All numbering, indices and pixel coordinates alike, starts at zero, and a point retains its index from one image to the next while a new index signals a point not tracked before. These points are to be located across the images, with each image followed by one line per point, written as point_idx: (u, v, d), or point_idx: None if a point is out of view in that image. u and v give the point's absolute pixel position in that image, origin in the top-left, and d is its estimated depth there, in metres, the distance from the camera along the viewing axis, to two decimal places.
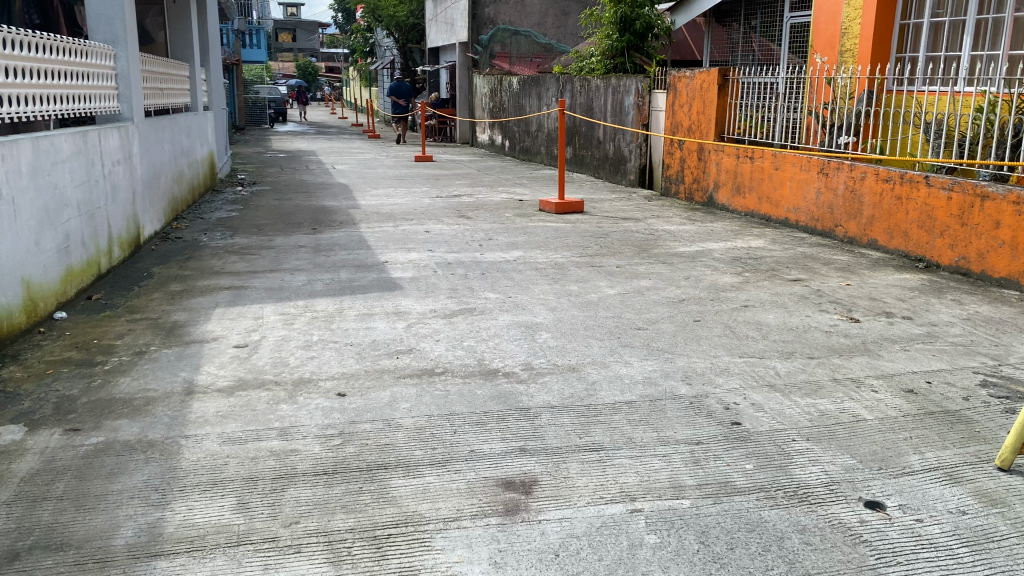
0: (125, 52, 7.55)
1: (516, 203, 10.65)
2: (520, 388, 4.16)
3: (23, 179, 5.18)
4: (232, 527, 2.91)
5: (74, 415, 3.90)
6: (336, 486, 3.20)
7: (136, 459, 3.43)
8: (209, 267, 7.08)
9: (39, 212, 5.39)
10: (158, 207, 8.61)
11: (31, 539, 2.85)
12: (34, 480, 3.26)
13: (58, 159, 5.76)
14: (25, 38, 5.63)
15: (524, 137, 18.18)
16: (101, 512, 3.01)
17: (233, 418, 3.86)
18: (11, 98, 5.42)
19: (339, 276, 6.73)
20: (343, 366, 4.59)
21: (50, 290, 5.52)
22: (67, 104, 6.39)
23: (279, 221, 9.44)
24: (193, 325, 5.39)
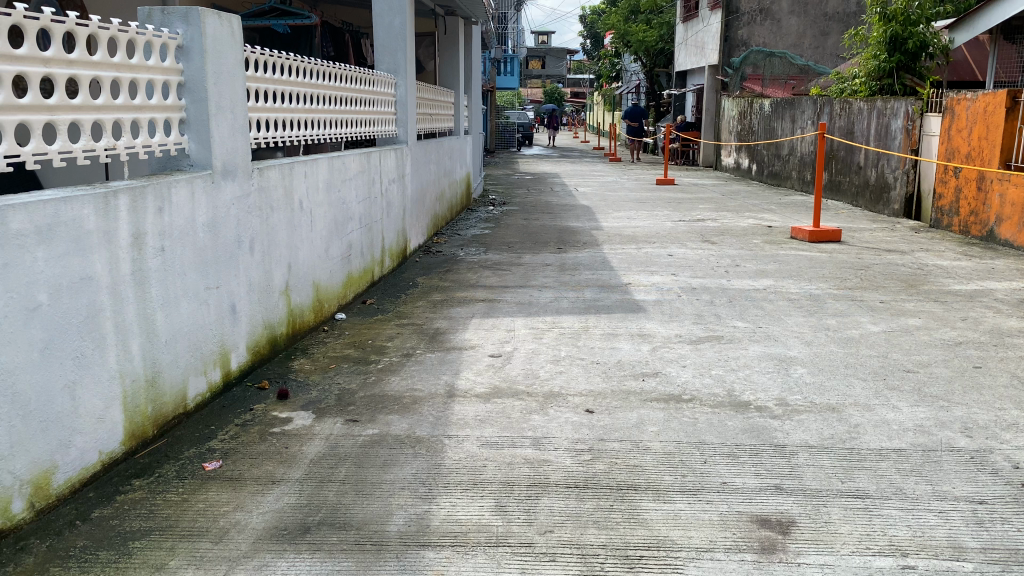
0: (404, 81, 8.26)
1: (764, 230, 10.29)
2: (774, 423, 4.00)
3: (319, 194, 5.83)
4: (491, 528, 3.06)
5: (353, 407, 4.31)
6: (588, 501, 3.26)
7: (406, 453, 3.72)
8: (466, 280, 7.53)
9: (329, 223, 6.03)
10: (422, 222, 9.29)
11: (320, 515, 3.18)
12: (321, 462, 3.65)
13: (347, 177, 6.42)
14: (325, 69, 6.34)
15: (773, 161, 17.53)
16: (376, 499, 3.29)
17: (490, 423, 4.07)
18: (310, 123, 6.12)
19: (586, 295, 6.87)
20: (591, 383, 4.67)
21: (333, 294, 6.14)
22: (353, 128, 7.09)
23: (528, 239, 9.83)
24: (452, 333, 5.76)
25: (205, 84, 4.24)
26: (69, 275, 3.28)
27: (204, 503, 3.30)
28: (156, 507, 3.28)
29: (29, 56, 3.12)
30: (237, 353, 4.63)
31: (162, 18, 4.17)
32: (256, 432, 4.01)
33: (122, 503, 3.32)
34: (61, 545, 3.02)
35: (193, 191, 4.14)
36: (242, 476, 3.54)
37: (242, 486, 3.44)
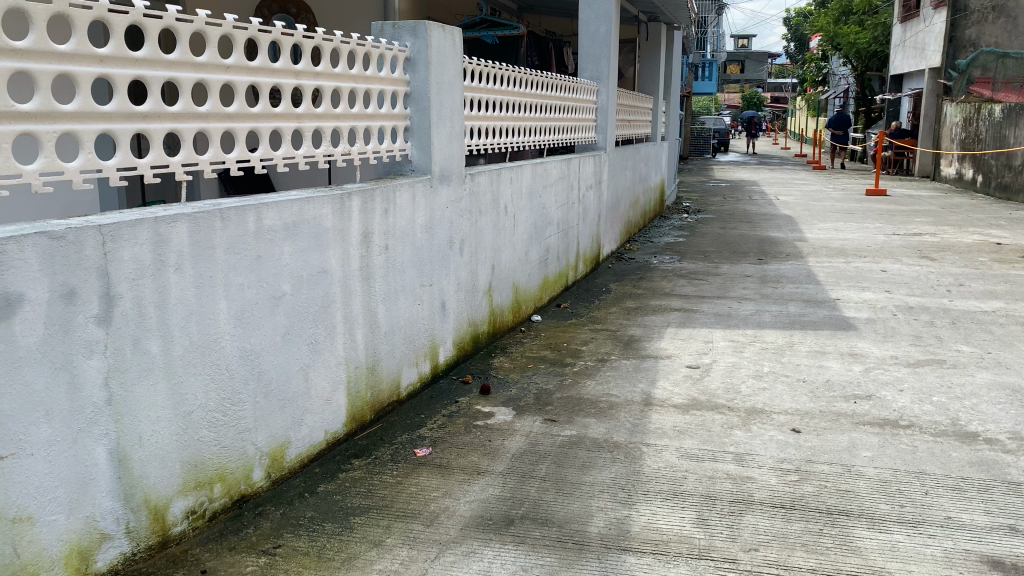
0: (607, 88, 8.31)
1: (992, 247, 9.41)
2: (1007, 458, 3.66)
3: (522, 198, 6.01)
4: (692, 540, 3.02)
5: (551, 407, 4.41)
6: (795, 522, 3.14)
7: (605, 456, 3.75)
8: (660, 288, 7.47)
9: (530, 227, 6.20)
10: (616, 228, 9.32)
11: (523, 509, 3.28)
12: (522, 458, 3.76)
13: (548, 182, 6.56)
14: (531, 77, 6.51)
15: (1002, 171, 15.99)
16: (577, 499, 3.35)
17: (689, 434, 4.02)
18: (516, 129, 6.34)
19: (788, 309, 6.60)
20: (796, 401, 4.49)
21: (531, 296, 6.31)
22: (554, 134, 7.24)
23: (725, 249, 9.59)
24: (648, 341, 5.73)
25: (428, 93, 4.51)
26: (309, 269, 3.61)
27: (415, 487, 3.50)
28: (373, 487, 3.53)
29: (285, 69, 3.50)
30: (445, 348, 4.87)
31: (393, 32, 4.47)
32: (462, 424, 4.21)
33: (344, 480, 3.60)
34: (292, 513, 3.32)
35: (414, 194, 4.41)
36: (449, 465, 3.72)
37: (449, 474, 3.62)
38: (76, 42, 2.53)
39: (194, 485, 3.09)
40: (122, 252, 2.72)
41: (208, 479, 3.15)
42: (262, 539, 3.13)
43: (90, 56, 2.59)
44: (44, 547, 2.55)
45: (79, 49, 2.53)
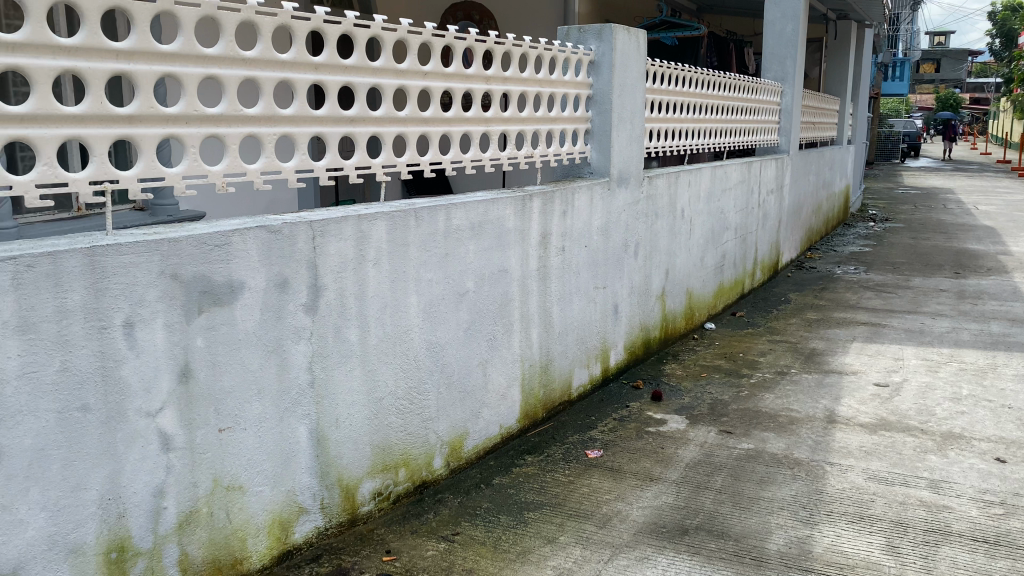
0: (792, 89, 7.98)
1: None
2: None
3: (700, 202, 5.89)
4: (881, 567, 2.85)
5: (727, 418, 4.30)
6: (999, 559, 2.89)
7: (784, 473, 3.61)
8: (844, 300, 7.09)
9: (707, 232, 6.07)
10: (796, 236, 8.93)
11: (698, 520, 3.22)
12: (697, 468, 3.70)
13: (727, 187, 6.39)
14: (713, 78, 6.38)
15: None
16: (755, 514, 3.25)
17: (878, 456, 3.79)
18: (696, 132, 6.22)
19: (991, 328, 6.07)
20: (1001, 429, 4.12)
21: (705, 303, 6.18)
22: (734, 137, 7.05)
23: (917, 261, 8.96)
24: (831, 355, 5.46)
25: (611, 96, 4.53)
26: (491, 267, 3.72)
27: (588, 488, 3.53)
28: (546, 484, 3.58)
29: (476, 76, 3.74)
30: (616, 351, 4.87)
31: (578, 36, 4.54)
32: (633, 429, 4.19)
33: (518, 474, 3.68)
34: (469, 503, 3.43)
35: (592, 196, 4.43)
36: (621, 469, 3.71)
37: (622, 478, 3.61)
38: (295, 51, 2.92)
39: (381, 468, 3.29)
40: (328, 246, 2.96)
41: (393, 463, 3.34)
42: (441, 525, 3.25)
43: (306, 64, 2.97)
44: (251, 514, 2.81)
45: (298, 58, 2.93)
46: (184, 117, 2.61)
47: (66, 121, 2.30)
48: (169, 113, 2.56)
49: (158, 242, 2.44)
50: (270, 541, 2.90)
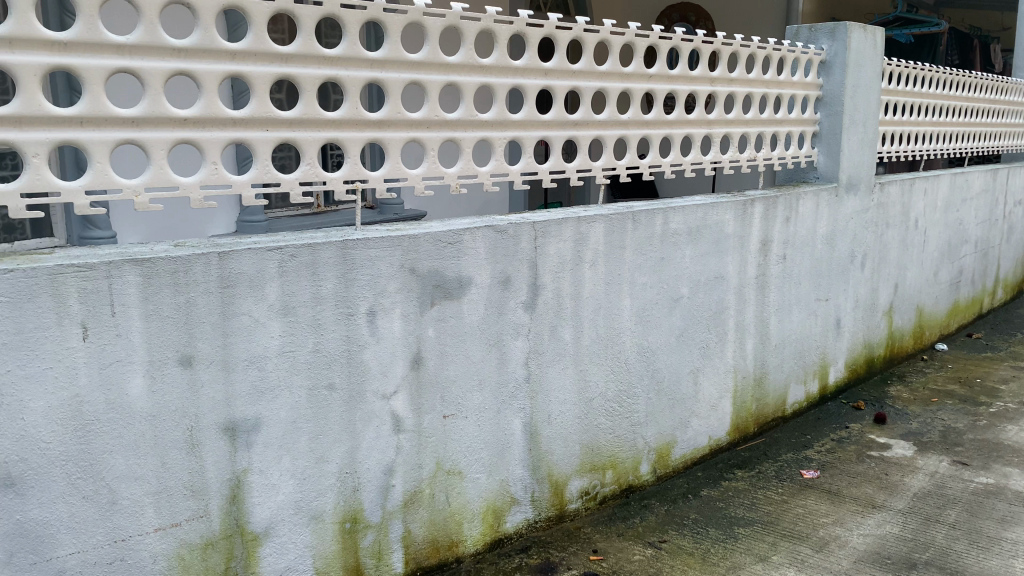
0: None
1: None
2: None
3: (937, 212, 5.44)
4: None
5: (961, 449, 3.94)
6: None
7: None
8: None
9: (943, 245, 5.59)
10: None
11: (928, 555, 2.98)
12: (926, 499, 3.42)
13: (968, 196, 5.85)
14: (956, 77, 5.88)
15: None
16: (995, 555, 2.96)
17: None
18: (934, 136, 5.75)
19: None
20: None
21: (936, 322, 5.70)
22: (979, 142, 6.44)
23: None
24: None
25: (842, 97, 4.30)
26: (708, 273, 3.65)
27: (803, 509, 3.36)
28: (758, 501, 3.46)
29: (701, 77, 3.71)
30: (835, 368, 4.62)
31: (809, 35, 4.39)
32: (854, 452, 3.94)
33: (728, 488, 3.58)
34: (677, 512, 3.39)
35: (818, 202, 4.21)
36: (841, 492, 3.51)
37: (840, 502, 3.42)
38: (528, 58, 3.08)
39: (589, 468, 3.34)
40: (549, 247, 3.05)
41: (601, 464, 3.38)
42: (648, 531, 3.23)
43: (537, 70, 3.12)
44: (468, 500, 2.99)
45: (530, 65, 3.08)
46: (426, 122, 2.84)
47: (327, 124, 2.63)
48: (414, 119, 2.80)
49: (400, 238, 2.68)
50: (483, 527, 3.06)
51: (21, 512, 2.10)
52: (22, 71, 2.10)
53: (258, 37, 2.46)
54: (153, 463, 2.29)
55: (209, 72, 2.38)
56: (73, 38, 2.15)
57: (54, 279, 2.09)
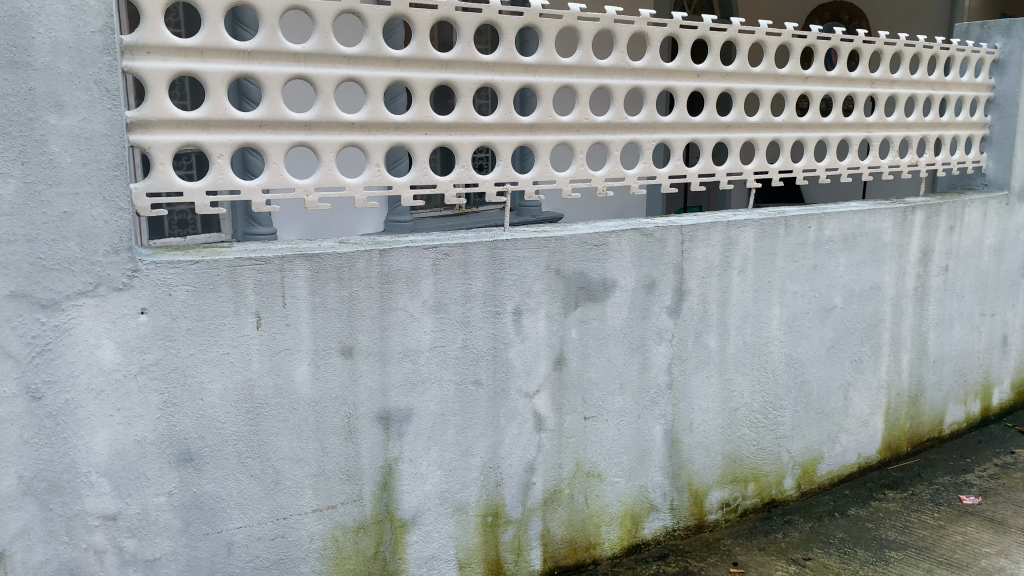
0: None
1: None
2: None
3: None
4: None
5: None
6: None
7: None
8: None
9: None
10: None
11: None
12: None
13: None
14: None
15: None
16: None
17: None
18: None
19: None
20: None
21: None
22: None
23: None
24: None
25: (1017, 99, 4.02)
26: (863, 283, 3.49)
27: (962, 536, 3.16)
28: (911, 524, 3.28)
29: (861, 78, 3.56)
30: (1000, 388, 4.31)
31: (980, 32, 4.13)
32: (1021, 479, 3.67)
33: (878, 509, 3.42)
34: (822, 529, 3.26)
35: (986, 211, 3.95)
36: (1005, 522, 3.28)
37: (1005, 532, 3.19)
38: (680, 60, 3.06)
39: (731, 479, 3.28)
40: (697, 251, 3.01)
41: (743, 476, 3.31)
42: (791, 547, 3.13)
43: (689, 72, 3.09)
44: (607, 503, 3.00)
45: (682, 67, 3.06)
46: (576, 125, 2.87)
47: (482, 128, 2.71)
48: (565, 122, 2.84)
49: (547, 240, 2.72)
50: (622, 532, 3.05)
51: (197, 485, 2.32)
52: (210, 77, 2.31)
53: (421, 44, 2.57)
54: (313, 447, 2.46)
55: (374, 78, 2.52)
56: (255, 47, 2.34)
57: (234, 271, 2.29)
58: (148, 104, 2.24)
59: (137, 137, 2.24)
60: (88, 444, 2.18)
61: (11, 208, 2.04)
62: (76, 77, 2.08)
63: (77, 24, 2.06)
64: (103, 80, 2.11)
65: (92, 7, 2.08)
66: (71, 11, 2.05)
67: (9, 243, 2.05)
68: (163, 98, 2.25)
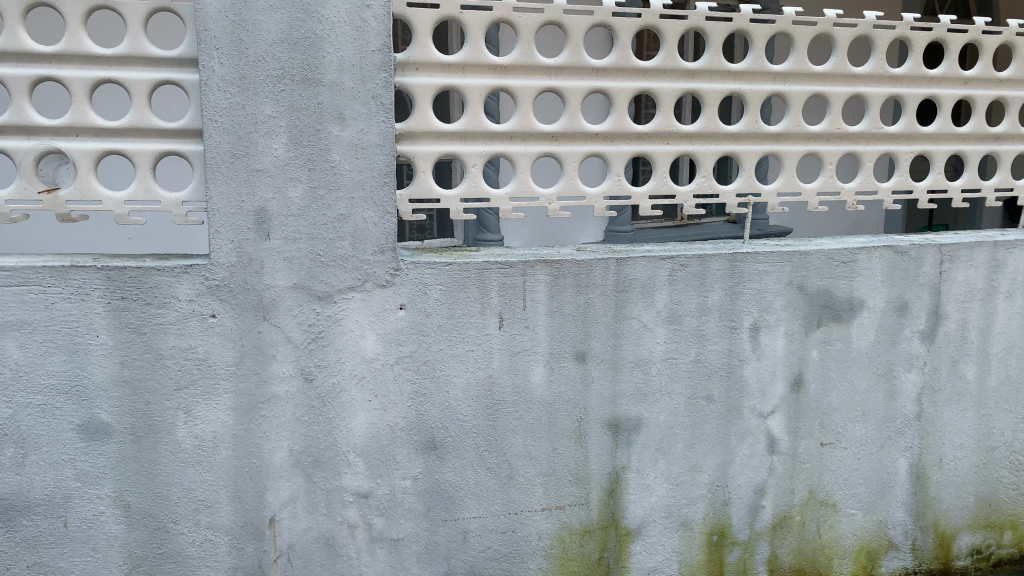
0: None
1: None
2: None
3: None
4: None
5: None
6: None
7: None
8: None
9: None
10: None
11: None
12: None
13: None
14: None
15: None
16: None
17: None
18: None
19: None
20: None
21: None
22: None
23: None
24: None
25: None
26: None
27: None
28: None
29: None
30: None
31: None
32: None
33: None
34: None
35: None
36: None
37: None
38: (946, 66, 2.84)
39: (984, 524, 3.01)
40: (957, 273, 2.78)
41: (999, 522, 3.02)
42: None
43: (957, 79, 2.86)
44: (841, 535, 2.86)
45: (948, 73, 2.84)
46: (825, 135, 2.75)
47: (726, 138, 2.67)
48: (814, 131, 2.73)
49: (790, 255, 2.62)
50: (856, 567, 2.90)
51: (439, 473, 2.51)
52: (470, 91, 2.47)
53: (669, 54, 2.58)
54: (546, 447, 2.56)
55: (620, 89, 2.56)
56: (511, 62, 2.47)
57: (482, 273, 2.41)
58: (414, 117, 2.44)
59: (403, 147, 2.45)
60: (349, 426, 2.43)
61: (298, 209, 2.31)
62: (357, 92, 2.30)
63: (360, 43, 2.28)
64: (379, 95, 2.31)
65: (373, 28, 2.28)
66: (356, 32, 2.27)
67: (295, 240, 2.32)
68: (427, 111, 2.44)
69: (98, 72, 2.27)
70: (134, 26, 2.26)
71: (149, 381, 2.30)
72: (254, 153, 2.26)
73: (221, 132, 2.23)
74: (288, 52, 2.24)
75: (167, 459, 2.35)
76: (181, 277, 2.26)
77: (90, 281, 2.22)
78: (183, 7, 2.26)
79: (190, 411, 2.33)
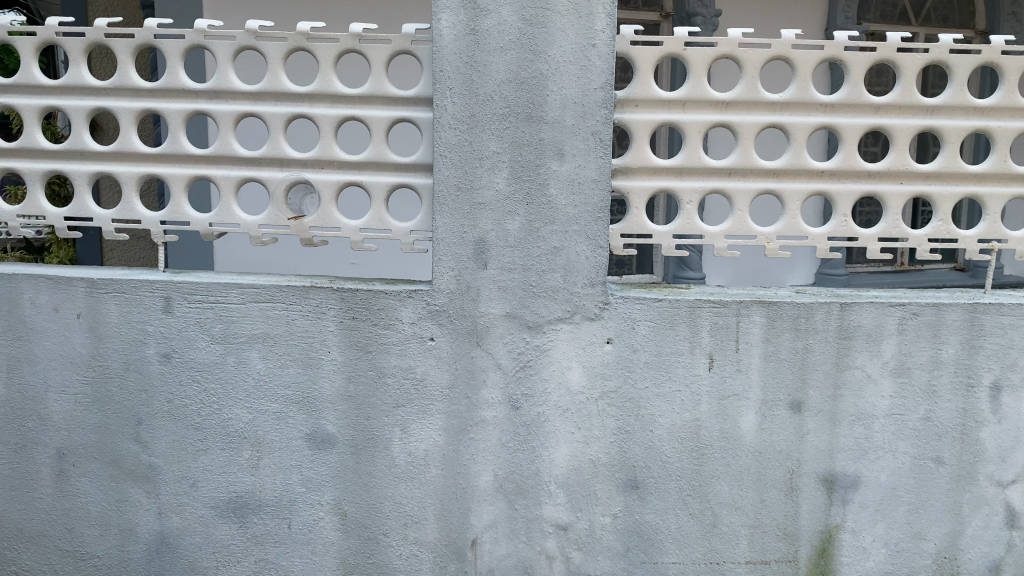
0: None
1: None
2: None
3: None
4: None
5: None
6: None
7: None
8: None
9: None
10: None
11: None
12: None
13: None
14: None
15: None
16: None
17: None
18: None
19: None
20: None
21: None
22: None
23: None
24: None
25: None
26: None
27: None
28: None
29: None
30: None
31: None
32: None
33: None
34: None
35: None
36: None
37: None
38: None
39: None
40: None
41: None
42: None
43: None
44: None
45: None
46: None
47: (968, 178, 2.47)
48: None
49: None
50: None
51: (640, 513, 2.47)
52: (689, 126, 2.44)
53: (907, 90, 2.43)
54: (754, 497, 2.45)
55: (850, 125, 2.44)
56: (734, 98, 2.42)
57: (692, 311, 2.37)
58: (631, 153, 2.45)
59: (619, 182, 2.46)
60: (553, 455, 2.45)
61: (516, 241, 2.38)
62: (578, 129, 2.35)
63: (583, 81, 2.33)
64: (599, 131, 2.35)
65: (597, 66, 2.32)
66: (580, 70, 2.32)
67: (511, 270, 2.39)
68: (644, 147, 2.45)
69: (344, 110, 2.47)
70: (377, 68, 2.44)
71: (371, 398, 2.44)
72: (478, 187, 2.36)
73: (449, 167, 2.36)
74: (515, 90, 2.33)
75: (383, 473, 2.48)
76: (406, 301, 2.39)
77: (326, 301, 2.40)
78: (421, 50, 2.41)
79: (406, 429, 2.45)
